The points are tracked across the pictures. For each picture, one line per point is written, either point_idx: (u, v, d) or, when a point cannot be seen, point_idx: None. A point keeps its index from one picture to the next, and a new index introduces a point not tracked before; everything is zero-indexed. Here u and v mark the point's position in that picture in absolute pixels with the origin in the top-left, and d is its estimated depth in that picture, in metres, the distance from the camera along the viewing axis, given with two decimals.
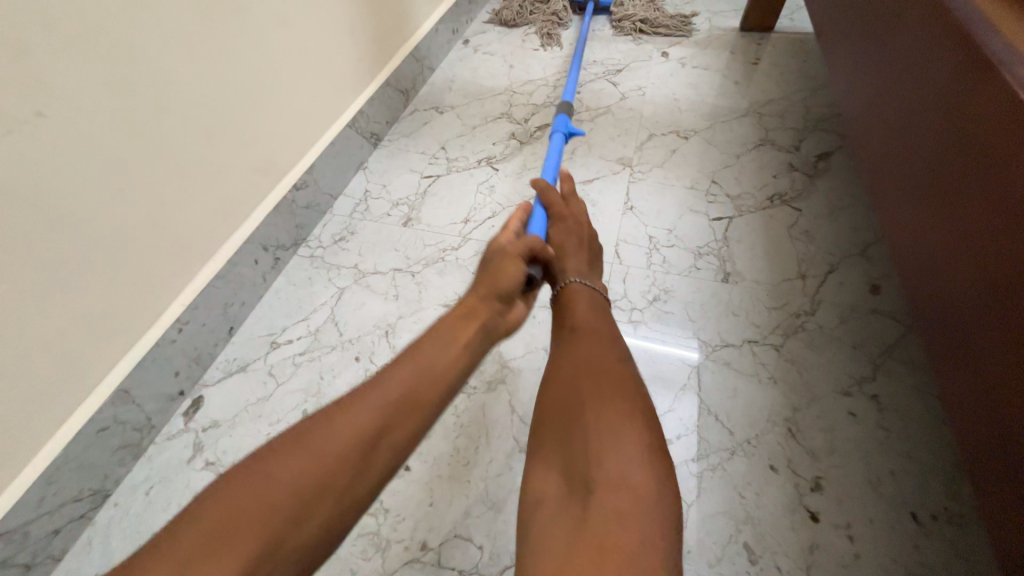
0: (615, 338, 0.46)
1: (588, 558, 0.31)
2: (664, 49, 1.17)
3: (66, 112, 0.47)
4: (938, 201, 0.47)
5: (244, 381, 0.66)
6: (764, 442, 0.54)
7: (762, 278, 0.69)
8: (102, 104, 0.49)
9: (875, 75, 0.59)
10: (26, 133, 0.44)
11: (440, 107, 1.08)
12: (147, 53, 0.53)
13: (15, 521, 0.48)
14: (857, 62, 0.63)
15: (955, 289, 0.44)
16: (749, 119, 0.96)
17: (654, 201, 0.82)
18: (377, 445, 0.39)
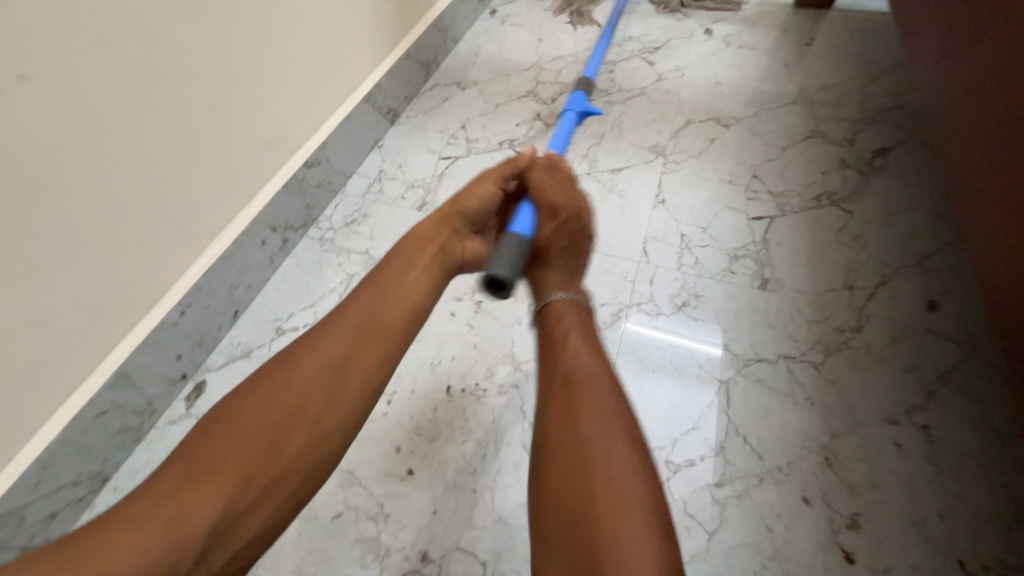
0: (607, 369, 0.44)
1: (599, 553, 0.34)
2: (707, 26, 1.07)
3: (56, 77, 0.43)
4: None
5: (248, 367, 0.64)
6: (797, 471, 0.50)
7: (804, 287, 0.63)
8: (94, 68, 0.46)
9: (964, 59, 0.50)
10: (12, 99, 0.41)
11: (462, 82, 1.02)
12: (143, 13, 0.49)
13: (11, 503, 0.47)
14: (942, 42, 0.55)
15: None
16: (798, 107, 0.88)
17: (688, 195, 0.75)
18: (345, 368, 0.41)
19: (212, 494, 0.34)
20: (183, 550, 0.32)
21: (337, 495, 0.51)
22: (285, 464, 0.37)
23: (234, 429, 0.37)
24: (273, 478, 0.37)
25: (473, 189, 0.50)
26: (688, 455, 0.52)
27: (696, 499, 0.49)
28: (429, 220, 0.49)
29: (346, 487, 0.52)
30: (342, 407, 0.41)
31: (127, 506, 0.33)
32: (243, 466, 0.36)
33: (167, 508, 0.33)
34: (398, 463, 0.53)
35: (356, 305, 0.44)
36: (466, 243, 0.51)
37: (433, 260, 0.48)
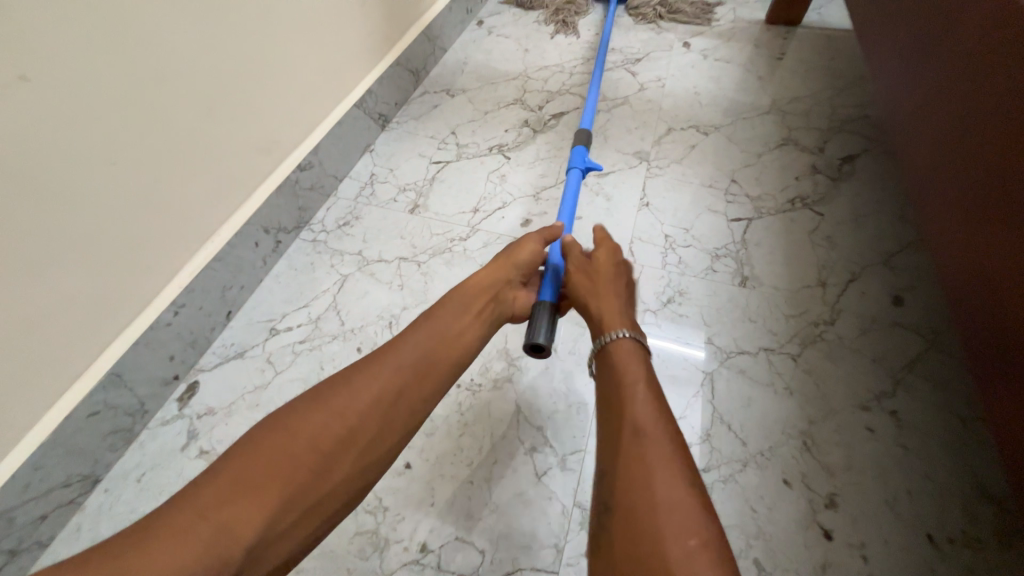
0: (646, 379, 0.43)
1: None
2: (685, 40, 1.13)
3: (56, 76, 0.44)
4: (980, 215, 0.44)
5: (242, 367, 0.63)
6: (778, 455, 0.53)
7: (781, 284, 0.66)
8: (93, 68, 0.46)
9: (920, 73, 0.55)
10: (14, 96, 0.41)
11: (451, 90, 1.04)
12: (142, 16, 0.49)
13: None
14: (900, 59, 0.60)
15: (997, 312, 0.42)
16: (771, 117, 0.93)
17: (671, 199, 0.79)
18: (398, 401, 0.43)
19: (259, 507, 0.35)
20: (227, 559, 0.33)
21: None
22: (334, 485, 0.39)
23: (287, 446, 0.38)
24: (318, 498, 0.38)
25: (525, 244, 0.54)
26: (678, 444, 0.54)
27: None
28: (487, 268, 0.52)
29: None
30: (390, 440, 0.42)
31: (172, 508, 0.33)
32: (291, 483, 0.37)
33: (213, 517, 0.33)
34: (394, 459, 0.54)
35: (413, 337, 0.46)
36: (516, 292, 0.54)
37: (485, 308, 0.50)
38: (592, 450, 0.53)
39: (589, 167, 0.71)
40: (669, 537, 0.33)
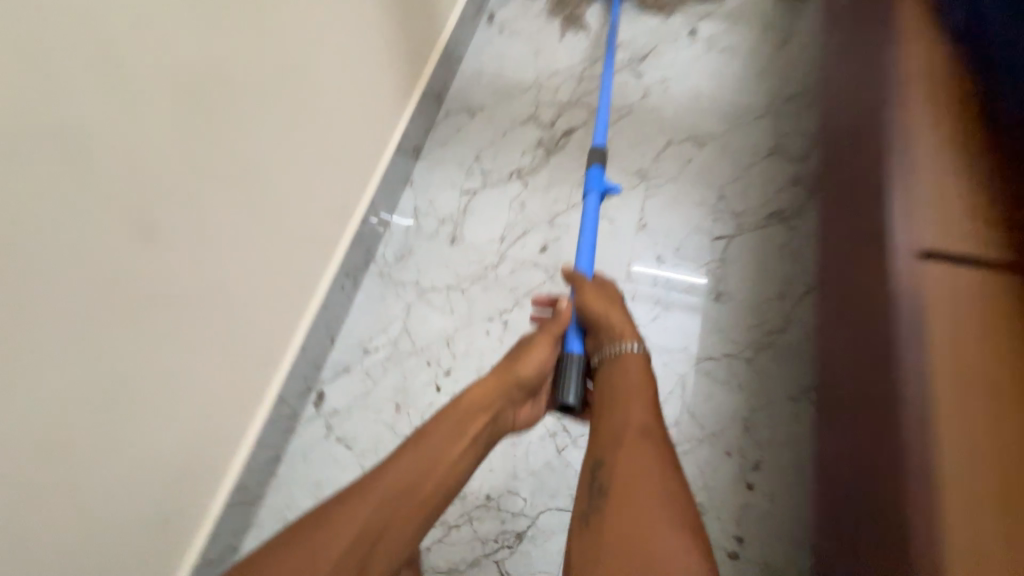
0: (653, 399, 0.64)
1: (635, 531, 0.53)
2: (692, 26, 1.15)
3: (226, 221, 0.65)
4: (850, 253, 0.57)
5: (350, 379, 0.90)
6: (725, 434, 0.76)
7: (747, 298, 0.84)
8: (242, 206, 0.67)
9: (850, 111, 0.64)
10: (210, 245, 0.63)
11: (470, 109, 1.15)
12: (260, 158, 0.68)
13: (240, 482, 0.76)
14: (837, 93, 0.70)
15: (840, 339, 0.56)
16: (765, 121, 1.01)
17: (665, 219, 0.94)
18: (386, 522, 0.58)
19: None
20: None
21: None
22: None
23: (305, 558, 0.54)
24: None
25: (529, 360, 0.70)
26: None
27: None
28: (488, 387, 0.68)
29: None
30: (383, 552, 0.58)
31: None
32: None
33: None
34: None
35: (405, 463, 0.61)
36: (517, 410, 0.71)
37: (479, 428, 0.66)
38: None
39: (605, 190, 0.86)
40: (659, 514, 0.54)
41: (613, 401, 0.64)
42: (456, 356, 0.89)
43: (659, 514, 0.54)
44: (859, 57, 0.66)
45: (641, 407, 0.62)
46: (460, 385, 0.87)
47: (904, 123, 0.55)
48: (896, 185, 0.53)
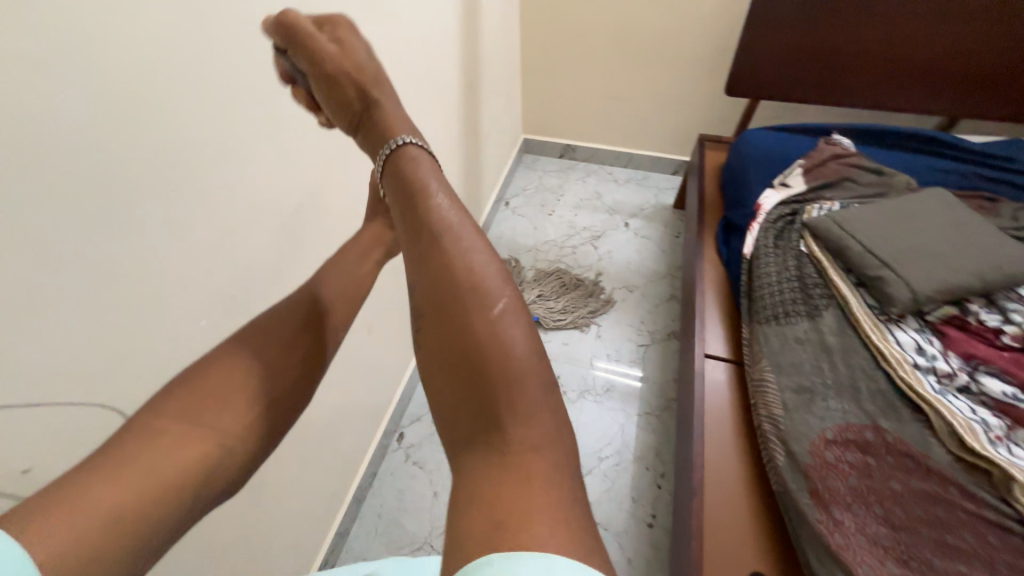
0: (494, 315, 0.39)
1: (470, 379, 0.38)
2: (627, 220, 1.97)
3: (388, 324, 1.25)
4: (684, 344, 1.25)
5: (419, 424, 1.43)
6: (645, 457, 1.34)
7: (657, 381, 1.49)
8: (396, 317, 1.28)
9: (686, 277, 1.39)
10: (381, 337, 1.22)
11: (513, 265, 1.79)
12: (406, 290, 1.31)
13: (361, 480, 1.26)
14: (685, 264, 1.44)
15: (681, 385, 1.19)
16: (667, 279, 1.76)
17: (612, 334, 1.62)
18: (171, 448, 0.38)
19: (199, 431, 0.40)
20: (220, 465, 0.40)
21: None
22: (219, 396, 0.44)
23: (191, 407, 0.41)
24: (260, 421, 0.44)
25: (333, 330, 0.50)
26: (611, 453, 1.35)
27: (608, 471, 1.32)
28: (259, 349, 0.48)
29: None
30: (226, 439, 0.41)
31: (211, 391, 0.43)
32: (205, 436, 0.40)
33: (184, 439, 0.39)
34: None
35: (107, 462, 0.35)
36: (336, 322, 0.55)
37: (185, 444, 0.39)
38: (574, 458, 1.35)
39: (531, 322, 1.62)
40: (505, 374, 0.38)
41: (452, 312, 0.39)
42: None
43: (499, 353, 0.38)
44: (691, 251, 1.41)
45: (508, 328, 0.39)
46: None
47: (701, 284, 1.27)
48: (696, 309, 1.21)
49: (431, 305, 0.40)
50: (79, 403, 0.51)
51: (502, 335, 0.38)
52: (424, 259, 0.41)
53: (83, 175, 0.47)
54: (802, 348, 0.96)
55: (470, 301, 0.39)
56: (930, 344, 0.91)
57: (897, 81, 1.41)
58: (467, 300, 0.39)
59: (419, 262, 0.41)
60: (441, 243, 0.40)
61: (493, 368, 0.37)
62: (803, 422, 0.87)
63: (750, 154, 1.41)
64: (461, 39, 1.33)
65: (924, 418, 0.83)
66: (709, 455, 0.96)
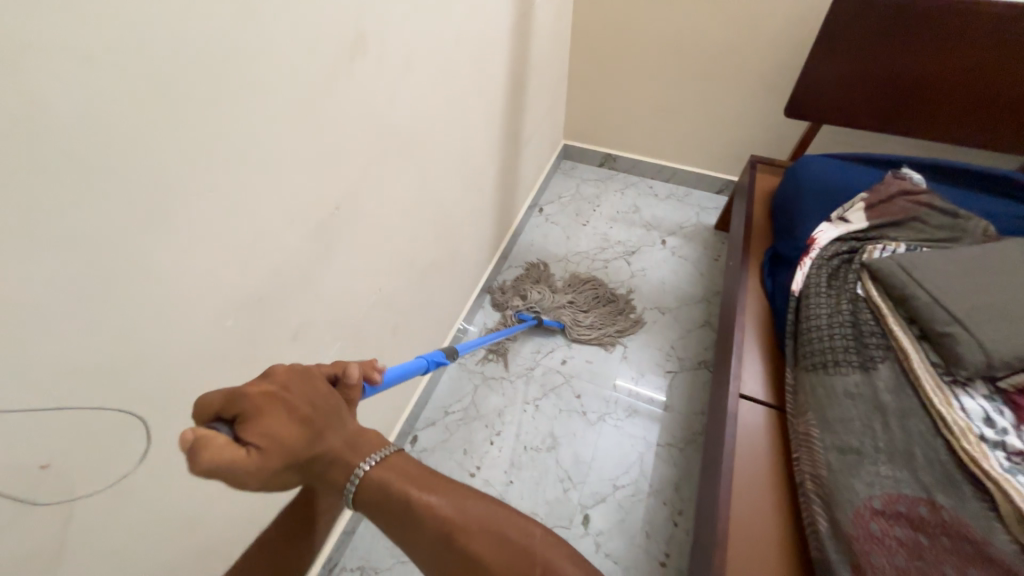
0: (466, 503, 0.47)
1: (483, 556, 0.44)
2: (665, 238, 1.89)
3: (413, 328, 1.23)
4: (717, 379, 1.18)
5: (434, 428, 1.41)
6: (663, 491, 1.29)
7: (683, 410, 1.43)
8: (421, 320, 1.27)
9: (725, 307, 1.32)
10: (405, 339, 1.20)
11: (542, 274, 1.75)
12: (434, 293, 1.29)
13: None
14: (725, 292, 1.36)
15: (710, 423, 1.12)
16: (702, 304, 1.69)
17: (638, 356, 1.56)
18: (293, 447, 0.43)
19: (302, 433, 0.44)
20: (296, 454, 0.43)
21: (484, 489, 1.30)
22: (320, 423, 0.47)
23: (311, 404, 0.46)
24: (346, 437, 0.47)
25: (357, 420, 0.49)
26: (627, 482, 1.30)
27: (623, 500, 1.27)
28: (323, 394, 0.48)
29: (487, 486, 1.30)
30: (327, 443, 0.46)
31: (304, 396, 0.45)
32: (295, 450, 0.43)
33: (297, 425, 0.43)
34: (506, 476, 1.32)
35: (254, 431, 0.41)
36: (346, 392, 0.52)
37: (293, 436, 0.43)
38: (589, 483, 1.30)
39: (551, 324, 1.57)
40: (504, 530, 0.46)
41: (435, 549, 0.45)
42: (504, 422, 1.42)
43: (488, 526, 0.46)
44: (732, 279, 1.33)
45: (484, 511, 0.47)
46: (505, 441, 1.38)
47: (741, 317, 1.20)
48: (733, 344, 1.14)
49: (424, 543, 0.45)
50: (84, 399, 0.49)
51: (475, 519, 0.46)
52: (401, 506, 0.45)
53: (126, 166, 0.46)
54: (853, 404, 0.89)
55: (439, 510, 0.45)
56: (1000, 414, 0.82)
57: (982, 113, 1.29)
58: (438, 521, 0.45)
59: (408, 546, 0.46)
60: (416, 532, 0.45)
61: (487, 543, 0.45)
62: (847, 487, 0.80)
63: (807, 182, 1.32)
64: (511, 43, 1.29)
65: (988, 498, 0.74)
66: (737, 506, 0.90)
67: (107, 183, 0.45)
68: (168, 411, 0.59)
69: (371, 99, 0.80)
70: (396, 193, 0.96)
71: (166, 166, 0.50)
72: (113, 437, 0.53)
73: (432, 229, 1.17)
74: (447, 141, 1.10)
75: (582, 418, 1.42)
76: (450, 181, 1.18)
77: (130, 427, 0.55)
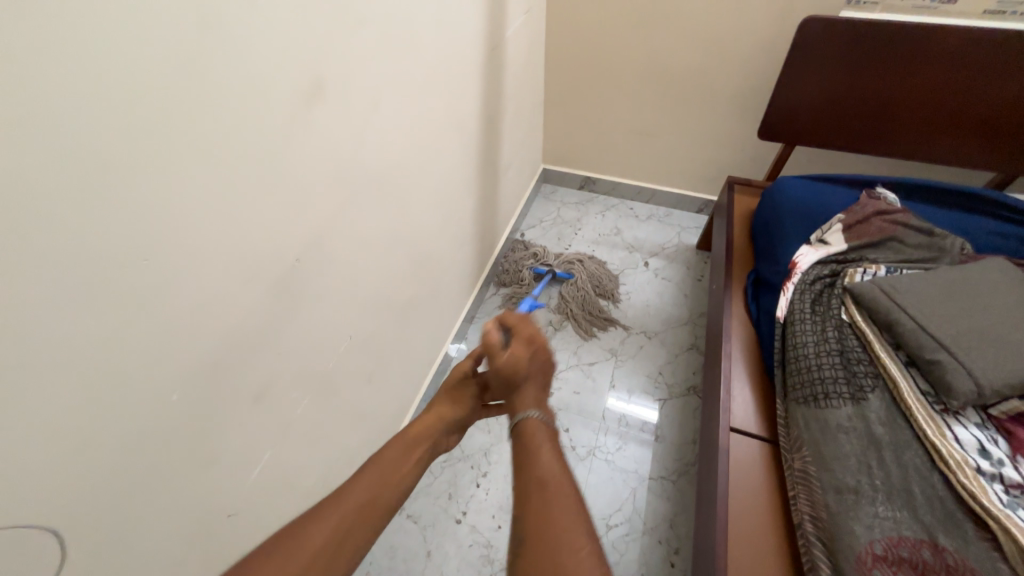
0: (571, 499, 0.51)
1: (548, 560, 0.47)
2: (647, 259, 1.88)
3: (390, 370, 1.18)
4: (706, 411, 1.15)
5: (417, 472, 1.34)
6: (658, 528, 1.23)
7: (674, 440, 1.39)
8: (400, 361, 1.21)
9: (710, 333, 1.29)
10: (382, 383, 1.15)
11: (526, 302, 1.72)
12: (413, 331, 1.25)
13: None
14: (710, 317, 1.34)
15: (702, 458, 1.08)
16: (688, 326, 1.67)
17: (627, 384, 1.52)
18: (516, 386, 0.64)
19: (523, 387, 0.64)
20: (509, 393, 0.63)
21: (472, 536, 1.23)
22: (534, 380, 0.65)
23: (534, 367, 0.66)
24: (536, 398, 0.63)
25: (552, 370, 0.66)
26: (620, 520, 1.25)
27: (618, 541, 1.21)
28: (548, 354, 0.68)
29: (474, 532, 1.24)
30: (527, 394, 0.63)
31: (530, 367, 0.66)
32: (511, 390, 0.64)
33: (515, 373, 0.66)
34: (495, 521, 1.25)
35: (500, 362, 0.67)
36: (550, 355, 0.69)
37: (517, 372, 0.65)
38: None
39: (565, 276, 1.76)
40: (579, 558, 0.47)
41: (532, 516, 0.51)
42: (491, 462, 1.36)
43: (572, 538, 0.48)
44: (716, 304, 1.31)
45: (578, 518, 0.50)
46: (493, 482, 1.32)
47: (727, 345, 1.17)
48: (721, 374, 1.11)
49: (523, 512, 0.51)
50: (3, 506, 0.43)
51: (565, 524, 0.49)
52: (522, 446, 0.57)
53: (28, 248, 0.40)
54: (846, 438, 0.86)
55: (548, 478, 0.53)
56: (995, 444, 0.80)
57: (949, 132, 1.32)
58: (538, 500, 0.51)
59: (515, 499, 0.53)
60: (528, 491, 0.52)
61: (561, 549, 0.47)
62: (847, 531, 0.76)
63: (785, 204, 1.32)
64: (482, 76, 1.28)
65: (991, 537, 0.71)
66: (735, 555, 0.85)
67: (7, 271, 0.39)
68: (94, 508, 0.52)
69: (334, 146, 0.76)
70: (367, 236, 0.92)
71: (93, 241, 0.45)
72: (24, 549, 0.46)
73: (407, 268, 1.12)
74: (420, 178, 1.08)
75: (572, 453, 1.37)
76: (425, 217, 1.15)
77: (41, 534, 0.48)
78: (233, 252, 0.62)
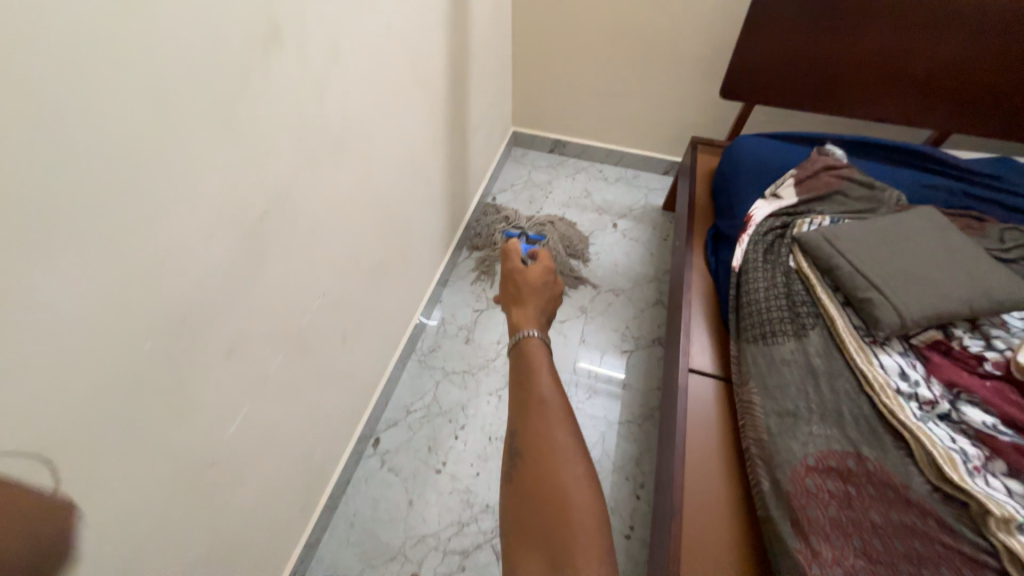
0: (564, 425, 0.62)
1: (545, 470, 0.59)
2: (616, 220, 1.93)
3: (365, 330, 1.19)
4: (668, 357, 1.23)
5: (396, 428, 1.39)
6: (624, 466, 1.33)
7: (639, 388, 1.48)
8: (374, 322, 1.23)
9: (673, 286, 1.36)
10: (358, 342, 1.17)
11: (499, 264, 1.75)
12: (386, 292, 1.26)
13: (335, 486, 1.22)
14: (673, 272, 1.41)
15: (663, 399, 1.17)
16: (653, 284, 1.74)
17: (596, 339, 1.59)
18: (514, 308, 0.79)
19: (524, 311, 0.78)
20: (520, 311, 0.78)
21: (451, 483, 1.30)
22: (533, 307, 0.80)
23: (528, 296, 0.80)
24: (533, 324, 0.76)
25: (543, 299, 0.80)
26: None
27: None
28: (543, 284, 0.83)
29: (454, 480, 1.30)
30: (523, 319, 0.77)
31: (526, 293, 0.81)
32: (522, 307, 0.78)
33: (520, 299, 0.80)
34: (473, 469, 1.32)
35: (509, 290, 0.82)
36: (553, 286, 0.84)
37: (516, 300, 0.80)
38: None
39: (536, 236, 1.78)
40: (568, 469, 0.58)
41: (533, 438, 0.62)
42: (468, 416, 1.42)
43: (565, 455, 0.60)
44: (679, 259, 1.38)
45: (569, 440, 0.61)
46: (470, 435, 1.38)
47: (687, 295, 1.24)
48: (681, 322, 1.19)
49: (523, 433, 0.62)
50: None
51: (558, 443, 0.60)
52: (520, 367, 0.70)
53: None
54: (789, 370, 0.95)
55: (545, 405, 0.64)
56: (913, 368, 0.91)
57: (893, 91, 1.39)
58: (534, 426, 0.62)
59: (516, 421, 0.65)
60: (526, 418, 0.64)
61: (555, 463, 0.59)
62: (786, 449, 0.86)
63: (743, 162, 1.38)
64: (447, 31, 1.25)
65: (905, 446, 0.82)
66: (690, 478, 0.94)
67: None
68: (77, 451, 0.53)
69: (297, 96, 0.75)
70: (334, 193, 0.92)
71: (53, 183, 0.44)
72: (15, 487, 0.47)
73: (377, 228, 1.13)
74: (387, 134, 1.06)
75: None
76: (393, 176, 1.14)
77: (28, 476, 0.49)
78: (199, 201, 0.61)
